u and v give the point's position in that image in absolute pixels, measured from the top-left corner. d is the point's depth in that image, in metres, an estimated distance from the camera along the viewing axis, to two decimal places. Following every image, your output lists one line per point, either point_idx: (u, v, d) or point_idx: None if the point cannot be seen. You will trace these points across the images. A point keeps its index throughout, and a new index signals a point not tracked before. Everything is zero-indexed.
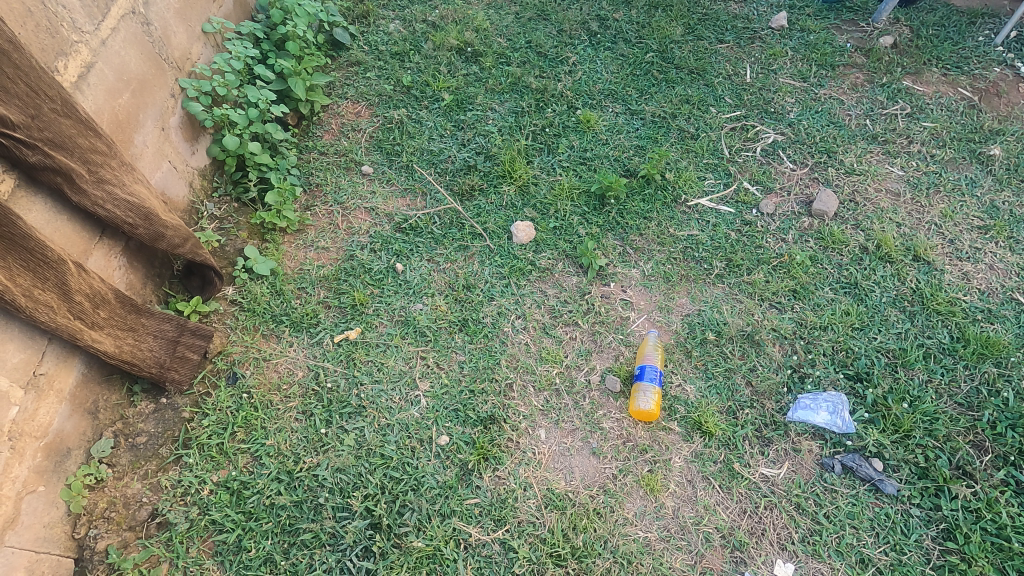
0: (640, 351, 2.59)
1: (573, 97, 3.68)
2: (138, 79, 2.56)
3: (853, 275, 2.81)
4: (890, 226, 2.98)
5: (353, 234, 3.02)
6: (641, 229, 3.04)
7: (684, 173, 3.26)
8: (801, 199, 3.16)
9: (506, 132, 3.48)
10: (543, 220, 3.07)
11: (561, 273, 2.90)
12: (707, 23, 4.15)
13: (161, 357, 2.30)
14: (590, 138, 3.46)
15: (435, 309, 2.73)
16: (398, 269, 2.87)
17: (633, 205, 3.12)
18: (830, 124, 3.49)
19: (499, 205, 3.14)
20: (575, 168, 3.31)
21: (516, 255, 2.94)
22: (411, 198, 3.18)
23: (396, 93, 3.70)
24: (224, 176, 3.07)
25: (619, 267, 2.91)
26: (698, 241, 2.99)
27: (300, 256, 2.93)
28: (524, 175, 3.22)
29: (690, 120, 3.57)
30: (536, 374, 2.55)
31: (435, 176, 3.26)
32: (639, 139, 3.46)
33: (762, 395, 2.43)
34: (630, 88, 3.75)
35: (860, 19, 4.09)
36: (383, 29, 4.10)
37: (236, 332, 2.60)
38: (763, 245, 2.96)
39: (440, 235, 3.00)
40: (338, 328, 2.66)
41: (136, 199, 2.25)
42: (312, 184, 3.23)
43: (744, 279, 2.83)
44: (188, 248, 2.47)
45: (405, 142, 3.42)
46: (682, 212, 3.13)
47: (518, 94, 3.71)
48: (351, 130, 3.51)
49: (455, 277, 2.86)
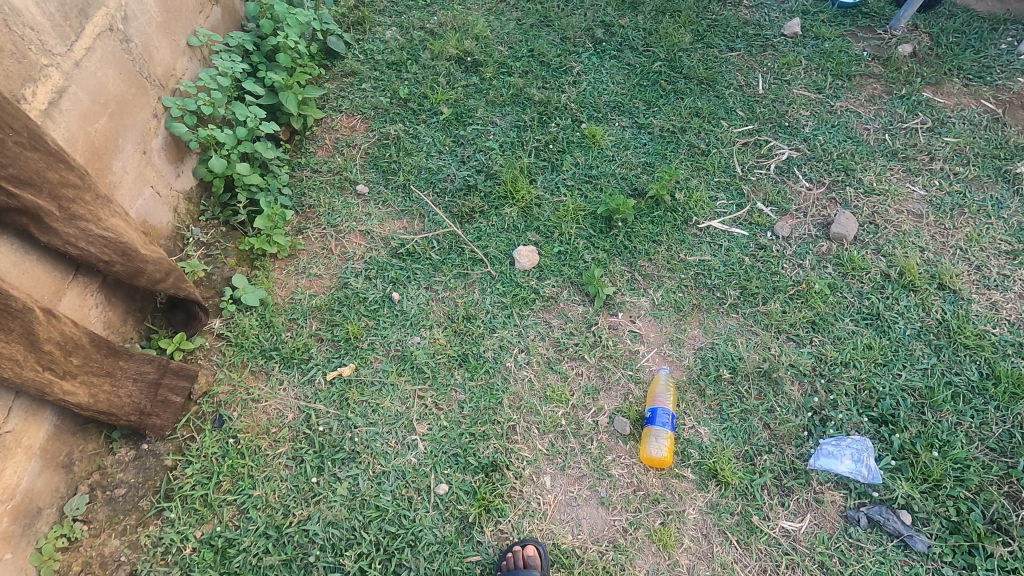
0: (651, 390, 2.45)
1: (577, 109, 3.52)
2: (117, 101, 2.39)
3: (875, 305, 2.66)
4: (913, 251, 2.83)
5: (347, 260, 2.88)
6: (651, 254, 2.88)
7: (695, 193, 3.10)
8: (819, 221, 2.99)
9: (508, 149, 3.32)
10: (547, 245, 2.92)
11: (566, 302, 2.75)
12: (717, 30, 3.98)
13: (141, 403, 2.16)
14: (595, 154, 3.30)
15: (433, 343, 2.59)
16: (395, 298, 2.72)
17: (642, 227, 2.97)
18: (847, 139, 3.32)
19: (501, 228, 2.98)
20: (580, 188, 3.15)
21: (518, 282, 2.79)
22: (408, 220, 3.02)
23: (392, 106, 3.54)
24: (211, 198, 2.91)
25: (628, 295, 2.76)
26: (710, 267, 2.84)
27: (292, 284, 2.79)
28: (527, 196, 3.06)
29: (701, 134, 3.40)
30: (540, 415, 2.41)
31: (433, 196, 3.10)
32: (647, 156, 3.30)
33: (780, 440, 2.29)
34: (637, 100, 3.59)
35: (877, 25, 3.91)
36: (379, 37, 3.94)
37: (223, 369, 2.46)
38: (778, 271, 2.81)
39: (439, 261, 2.85)
40: (331, 364, 2.52)
41: (112, 234, 2.09)
42: (305, 205, 3.09)
43: (759, 309, 2.68)
44: (170, 283, 2.32)
45: (402, 160, 3.25)
46: (693, 235, 2.97)
47: (520, 107, 3.54)
48: (345, 146, 3.36)
49: (455, 307, 2.71)
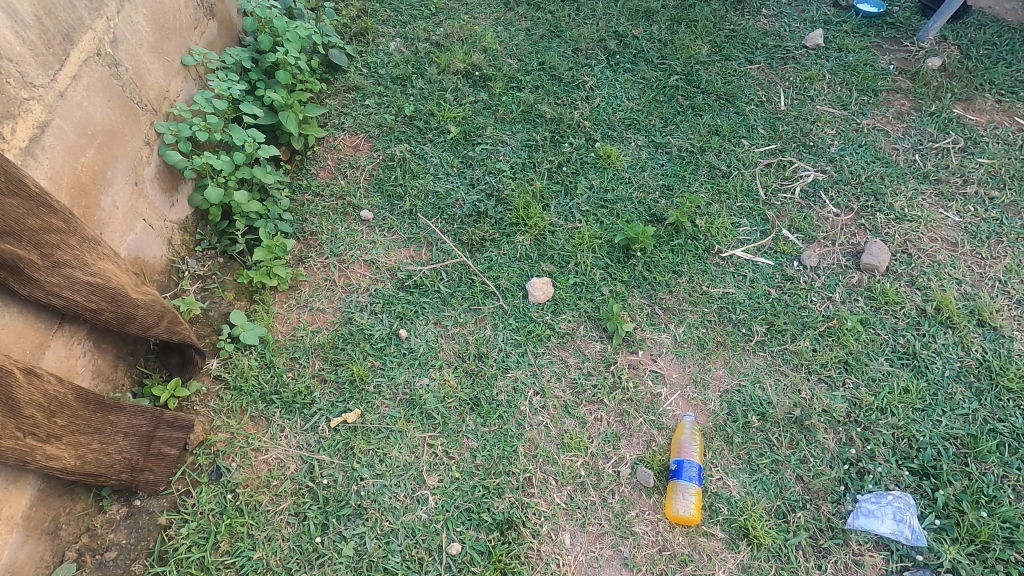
0: (675, 438, 2.31)
1: (591, 127, 3.36)
2: (106, 131, 2.24)
3: (910, 343, 2.52)
4: (949, 284, 2.67)
5: (351, 292, 2.73)
6: (671, 286, 2.73)
7: (717, 219, 2.95)
8: (848, 249, 2.84)
9: (519, 170, 3.16)
10: (562, 275, 2.77)
11: (583, 339, 2.60)
12: (736, 41, 3.80)
13: (133, 458, 2.02)
14: (611, 176, 3.14)
15: (443, 385, 2.44)
16: (402, 335, 2.58)
17: (662, 257, 2.82)
18: (875, 160, 3.16)
19: (513, 257, 2.83)
20: (596, 213, 2.99)
21: (532, 317, 2.65)
22: (416, 248, 2.88)
23: (397, 124, 3.39)
24: (208, 227, 2.77)
25: (648, 331, 2.62)
26: (734, 301, 2.69)
27: (293, 319, 2.64)
28: (540, 223, 2.91)
29: (721, 154, 3.24)
30: (558, 465, 2.27)
31: (442, 223, 2.95)
32: (665, 178, 3.15)
33: (815, 495, 2.16)
34: (653, 117, 3.43)
35: (903, 37, 3.74)
36: (383, 50, 3.77)
37: (221, 416, 2.32)
38: (807, 305, 2.66)
39: (448, 294, 2.70)
40: (336, 409, 2.38)
41: (100, 280, 1.95)
42: (306, 232, 2.95)
43: (788, 347, 2.54)
44: (163, 327, 2.17)
45: (408, 183, 3.10)
46: (716, 265, 2.82)
47: (531, 125, 3.38)
48: (349, 168, 3.21)
49: (466, 344, 2.57)
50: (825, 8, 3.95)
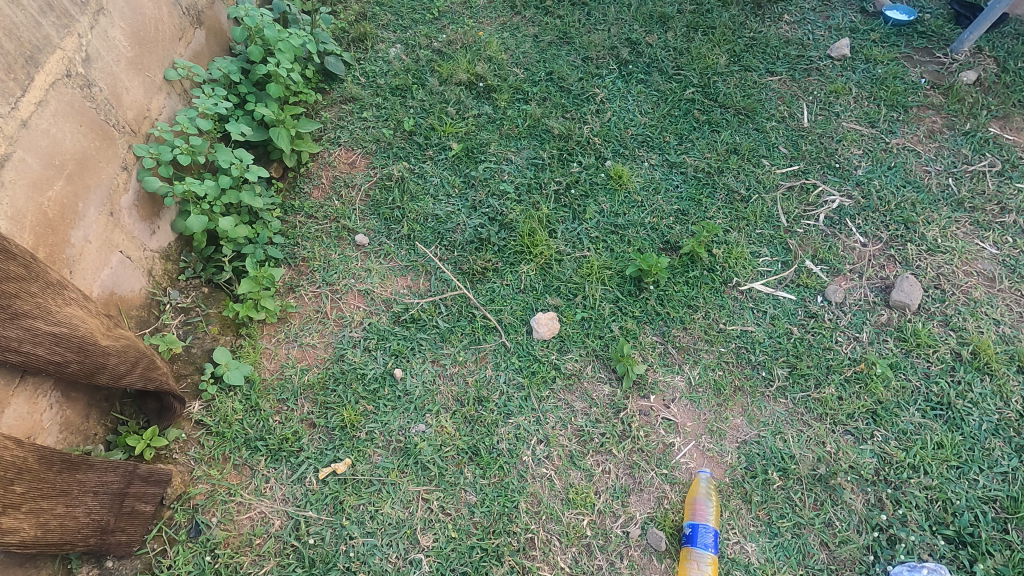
0: (689, 496, 2.15)
1: (601, 144, 3.16)
2: (76, 159, 2.08)
3: (944, 392, 2.33)
4: (987, 325, 2.48)
5: (344, 326, 2.56)
6: (686, 322, 2.55)
7: (735, 248, 2.76)
8: (876, 284, 2.65)
9: (524, 191, 2.97)
10: (569, 309, 2.59)
11: (590, 381, 2.43)
12: (756, 50, 3.58)
13: (103, 519, 1.88)
14: (622, 199, 2.95)
15: (440, 433, 2.28)
16: (397, 375, 2.41)
17: (675, 290, 2.63)
18: (906, 185, 2.95)
19: (517, 288, 2.65)
20: (606, 240, 2.81)
21: (537, 355, 2.48)
22: (413, 277, 2.70)
23: (396, 139, 3.20)
24: (192, 253, 2.60)
25: (661, 374, 2.44)
26: (753, 340, 2.51)
27: (281, 355, 2.49)
28: (546, 251, 2.73)
29: (740, 176, 3.04)
30: (562, 524, 2.11)
31: (441, 250, 2.78)
32: (680, 202, 2.95)
33: (839, 564, 2.01)
34: (667, 134, 3.23)
35: (935, 48, 3.51)
36: (382, 57, 3.57)
37: (202, 465, 2.17)
38: (832, 346, 2.47)
39: (447, 330, 2.53)
40: (324, 459, 2.22)
41: (65, 328, 1.79)
42: (298, 257, 2.79)
43: (811, 394, 2.36)
44: (138, 374, 2.02)
45: (406, 205, 2.92)
46: (733, 299, 2.64)
47: (538, 141, 3.19)
48: (344, 187, 3.04)
49: (465, 386, 2.40)
50: (851, 15, 3.72)
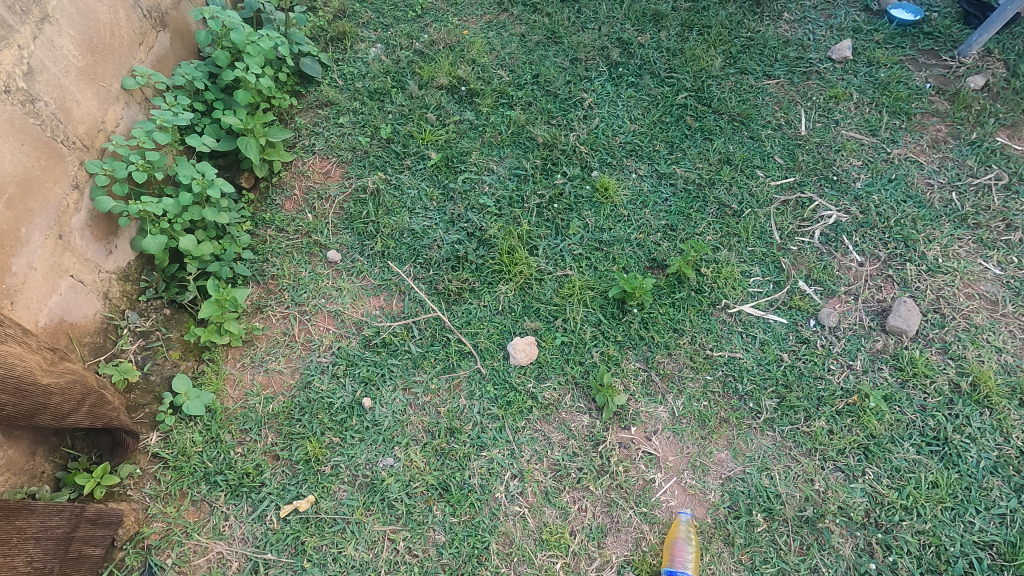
0: (669, 538, 2.04)
1: (588, 154, 3.01)
2: (16, 181, 1.98)
3: (940, 426, 2.21)
4: (988, 354, 2.35)
5: (312, 351, 2.45)
6: (671, 348, 2.44)
7: (725, 268, 2.62)
8: (871, 307, 2.52)
9: (505, 205, 2.83)
10: (548, 333, 2.47)
11: (568, 411, 2.32)
12: (753, 51, 3.41)
13: (49, 566, 1.76)
14: (607, 213, 2.81)
15: (409, 468, 2.18)
16: (366, 405, 2.30)
17: (660, 313, 2.51)
18: (907, 199, 2.80)
19: (495, 310, 2.53)
20: (589, 257, 2.68)
21: (513, 383, 2.36)
22: (386, 297, 2.58)
23: (373, 147, 3.06)
24: (154, 272, 2.47)
25: (643, 404, 2.32)
26: (741, 368, 2.39)
27: (246, 381, 2.38)
28: (525, 270, 2.60)
29: (732, 188, 2.90)
30: (534, 566, 2.01)
31: (415, 268, 2.65)
32: (668, 216, 2.81)
33: None
34: (657, 142, 3.07)
35: (942, 50, 3.33)
36: (361, 57, 3.41)
37: (158, 502, 2.08)
38: (824, 375, 2.35)
39: (420, 355, 2.41)
40: (287, 495, 2.12)
41: (4, 368, 1.66)
42: (267, 274, 2.67)
43: (801, 428, 2.24)
44: (84, 412, 1.92)
45: (380, 219, 2.79)
46: (721, 322, 2.51)
47: (521, 150, 3.04)
48: (317, 198, 2.90)
49: (437, 416, 2.29)
50: (854, 14, 3.53)
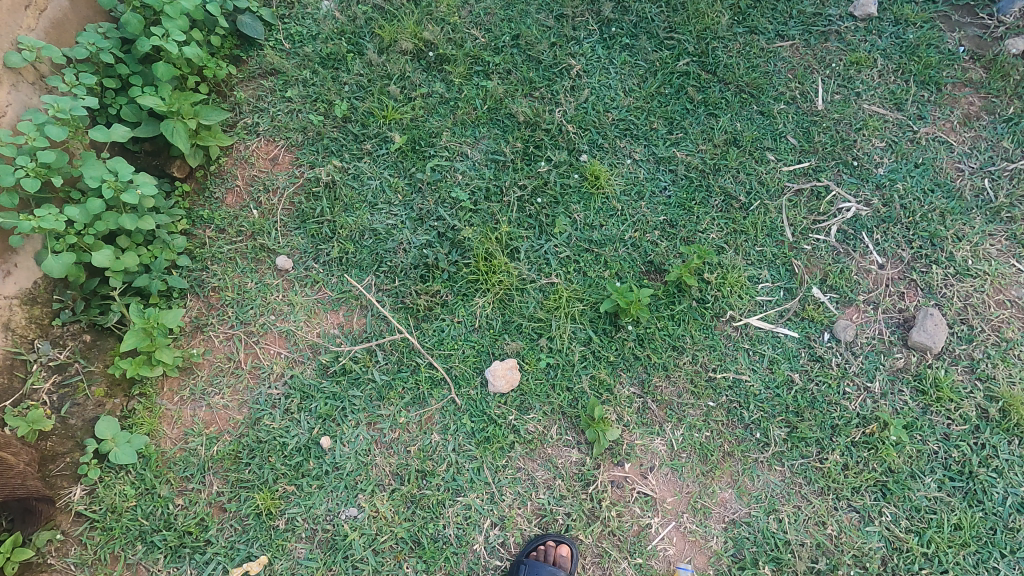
0: None
1: (576, 134, 2.57)
2: None
3: (965, 458, 2.01)
4: (1019, 373, 2.12)
5: (261, 381, 2.14)
6: (669, 369, 2.16)
7: (731, 273, 2.30)
8: (892, 317, 2.26)
9: (482, 198, 2.44)
10: (531, 353, 2.18)
11: (554, 445, 2.07)
12: (765, 6, 2.84)
13: None
14: (597, 208, 2.44)
15: (374, 520, 1.94)
16: (325, 445, 2.02)
17: (658, 328, 2.21)
18: (935, 188, 2.49)
19: (470, 328, 2.21)
20: (578, 261, 2.34)
21: (492, 414, 2.09)
22: (346, 313, 2.25)
23: (326, 127, 2.59)
24: (70, 289, 2.07)
25: (638, 436, 2.08)
26: (748, 393, 2.13)
27: (186, 418, 2.08)
28: (505, 280, 2.26)
29: (739, 175, 2.53)
30: None
31: (379, 277, 2.30)
32: (668, 209, 2.46)
33: None
34: (655, 119, 2.63)
35: (978, 4, 2.85)
36: (310, 12, 2.77)
37: (86, 570, 1.85)
38: (839, 401, 2.11)
39: (386, 384, 2.12)
40: (237, 555, 1.89)
41: None
42: (207, 286, 2.31)
43: (812, 463, 2.02)
44: None
45: (337, 218, 2.39)
46: (726, 336, 2.23)
47: (499, 129, 2.58)
48: (263, 191, 2.49)
49: (406, 457, 2.03)
50: None
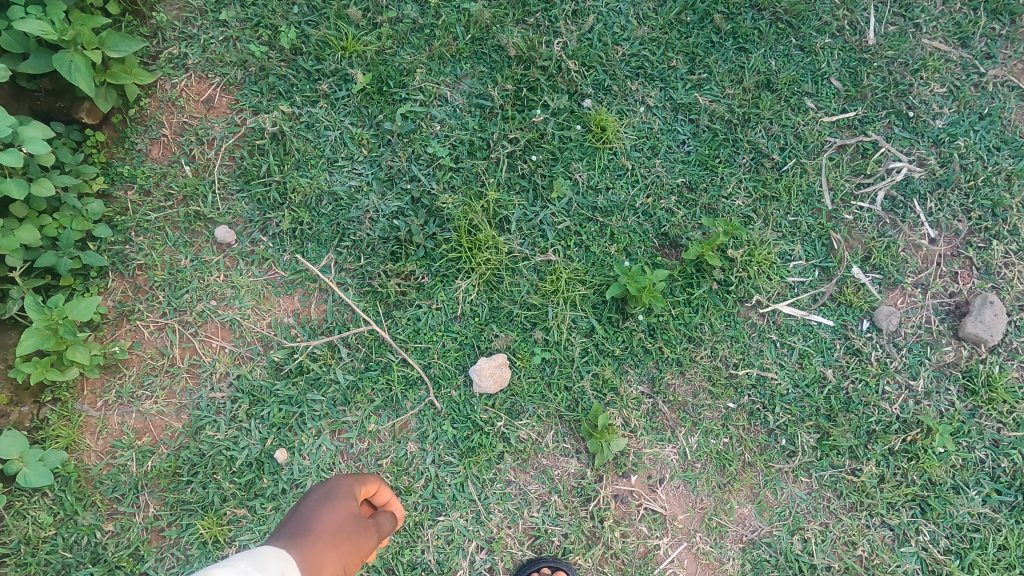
0: None
1: (579, 73, 2.04)
2: None
3: (1016, 468, 1.80)
4: None
5: (201, 381, 1.80)
6: (684, 365, 1.85)
7: (760, 249, 1.93)
8: (943, 302, 1.95)
9: (463, 154, 1.99)
10: (524, 347, 1.84)
11: (550, 455, 1.79)
12: None
13: None
14: (603, 168, 2.01)
15: None
16: (281, 459, 1.73)
17: (671, 318, 1.88)
18: (1002, 145, 2.08)
19: (451, 316, 1.86)
20: (579, 233, 1.96)
21: (477, 420, 1.78)
22: (303, 298, 1.88)
23: (271, 61, 2.02)
24: None
25: (647, 444, 1.80)
26: (774, 393, 1.84)
27: (114, 425, 1.75)
28: (491, 259, 1.88)
29: (775, 127, 2.07)
30: None
31: (340, 254, 1.90)
32: (688, 170, 2.03)
33: None
34: (674, 55, 2.09)
35: None
36: None
37: None
38: (877, 402, 1.84)
39: (352, 385, 1.80)
40: None
41: None
42: (131, 263, 1.89)
43: (844, 474, 1.80)
44: None
45: (286, 178, 1.94)
46: (750, 324, 1.91)
47: (485, 65, 2.05)
48: (195, 142, 1.99)
49: (378, 471, 1.75)
50: None
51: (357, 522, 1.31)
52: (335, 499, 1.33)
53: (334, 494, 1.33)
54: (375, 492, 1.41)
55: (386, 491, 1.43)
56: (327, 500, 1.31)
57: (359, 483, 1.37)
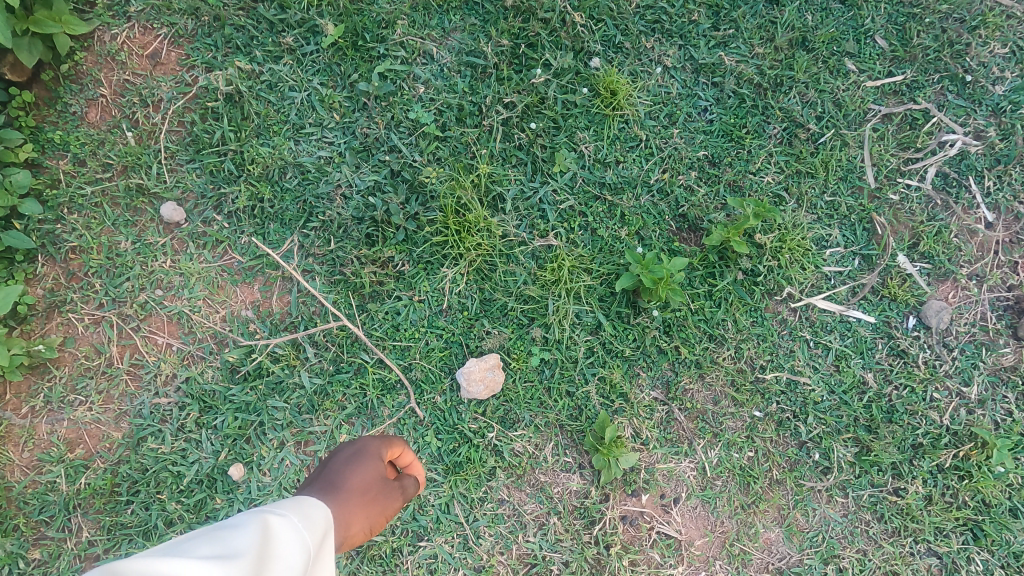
0: None
1: (585, 27, 1.74)
2: None
3: None
4: None
5: (144, 385, 1.55)
6: (704, 368, 1.61)
7: (793, 233, 1.67)
8: (999, 296, 1.70)
9: (451, 121, 1.70)
10: (519, 346, 1.59)
11: (549, 471, 1.56)
12: None
13: None
14: (612, 139, 1.73)
15: None
16: (236, 475, 1.51)
17: (690, 313, 1.62)
18: None
19: (436, 309, 1.61)
20: (585, 214, 1.69)
21: (465, 430, 1.54)
22: (264, 288, 1.62)
23: (226, 9, 1.70)
24: None
25: (661, 460, 1.58)
26: (806, 400, 1.61)
27: (42, 434, 1.52)
28: (482, 244, 1.61)
29: (813, 92, 1.78)
30: None
31: (307, 236, 1.63)
32: (711, 142, 1.76)
33: None
34: (696, 7, 1.78)
35: None
36: None
37: None
38: (923, 412, 1.60)
39: (320, 390, 1.55)
40: None
41: None
42: (62, 247, 1.61)
43: (884, 494, 1.59)
44: None
45: (243, 146, 1.66)
46: (780, 320, 1.66)
47: (477, 17, 1.74)
48: (137, 102, 1.68)
49: None
50: None
51: (386, 483, 1.15)
52: (364, 458, 1.16)
53: (362, 453, 1.15)
54: (400, 455, 1.24)
55: (409, 454, 1.26)
56: (357, 459, 1.13)
57: (388, 445, 1.20)
